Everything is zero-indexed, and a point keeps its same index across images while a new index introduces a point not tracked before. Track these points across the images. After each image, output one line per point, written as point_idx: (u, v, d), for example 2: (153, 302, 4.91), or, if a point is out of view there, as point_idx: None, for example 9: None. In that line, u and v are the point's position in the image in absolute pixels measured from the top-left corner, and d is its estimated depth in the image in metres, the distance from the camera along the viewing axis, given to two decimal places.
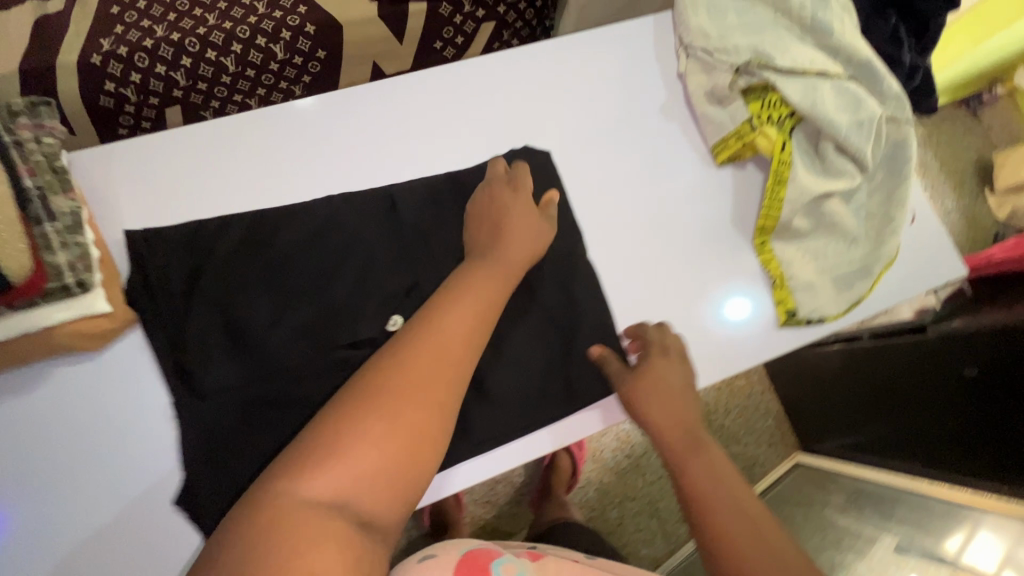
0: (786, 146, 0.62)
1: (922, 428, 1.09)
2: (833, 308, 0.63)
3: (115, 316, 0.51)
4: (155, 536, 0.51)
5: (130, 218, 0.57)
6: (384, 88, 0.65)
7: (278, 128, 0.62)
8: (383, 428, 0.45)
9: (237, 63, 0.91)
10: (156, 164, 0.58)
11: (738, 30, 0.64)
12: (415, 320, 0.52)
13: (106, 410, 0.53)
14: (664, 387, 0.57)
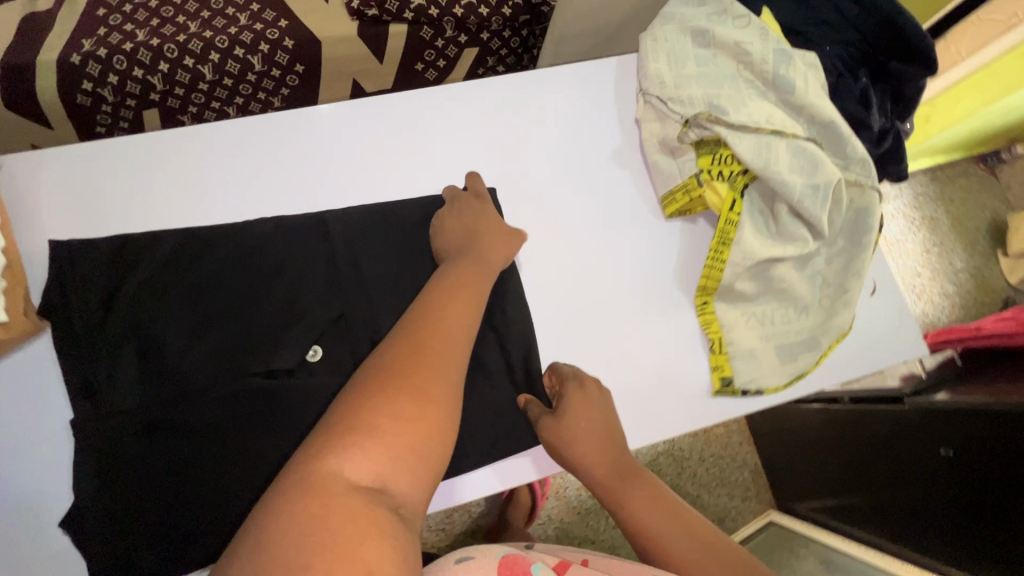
0: (735, 205, 0.60)
1: (892, 502, 1.04)
2: (773, 380, 0.59)
3: (12, 326, 0.51)
4: (49, 544, 0.52)
5: (53, 227, 0.57)
6: (330, 113, 0.64)
7: (219, 146, 0.61)
8: (411, 410, 0.44)
9: (214, 71, 0.91)
10: (90, 176, 0.58)
11: (695, 80, 0.61)
12: (417, 314, 0.52)
13: (14, 417, 0.53)
14: (587, 430, 0.55)
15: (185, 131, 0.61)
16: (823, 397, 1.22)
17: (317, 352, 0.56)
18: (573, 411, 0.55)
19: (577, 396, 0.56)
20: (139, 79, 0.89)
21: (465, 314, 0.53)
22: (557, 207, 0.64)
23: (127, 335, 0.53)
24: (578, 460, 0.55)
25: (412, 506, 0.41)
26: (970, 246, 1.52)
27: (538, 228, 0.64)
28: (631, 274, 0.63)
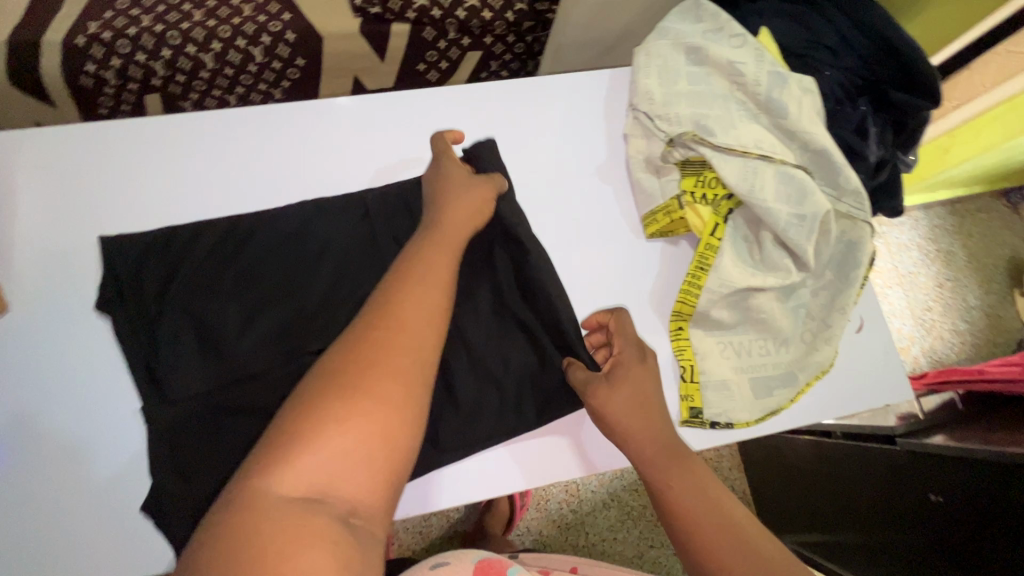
0: (717, 230, 0.58)
1: (874, 543, 1.00)
2: (744, 415, 0.57)
3: None
4: (97, 533, 0.49)
5: (27, 206, 0.56)
6: (313, 108, 0.63)
7: (267, 134, 0.62)
8: (354, 413, 0.39)
9: (216, 60, 0.91)
10: (85, 158, 0.58)
11: (685, 98, 0.60)
12: (374, 301, 0.45)
13: (60, 397, 0.51)
14: (634, 395, 0.52)
15: (165, 118, 0.60)
16: (815, 430, 1.18)
17: None
18: (621, 382, 0.52)
19: (631, 360, 0.54)
20: (141, 64, 0.89)
21: (431, 298, 0.46)
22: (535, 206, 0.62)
23: (87, 322, 0.53)
24: (621, 425, 0.51)
25: (363, 510, 0.38)
26: (985, 284, 1.47)
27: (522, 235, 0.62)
28: (606, 294, 0.61)
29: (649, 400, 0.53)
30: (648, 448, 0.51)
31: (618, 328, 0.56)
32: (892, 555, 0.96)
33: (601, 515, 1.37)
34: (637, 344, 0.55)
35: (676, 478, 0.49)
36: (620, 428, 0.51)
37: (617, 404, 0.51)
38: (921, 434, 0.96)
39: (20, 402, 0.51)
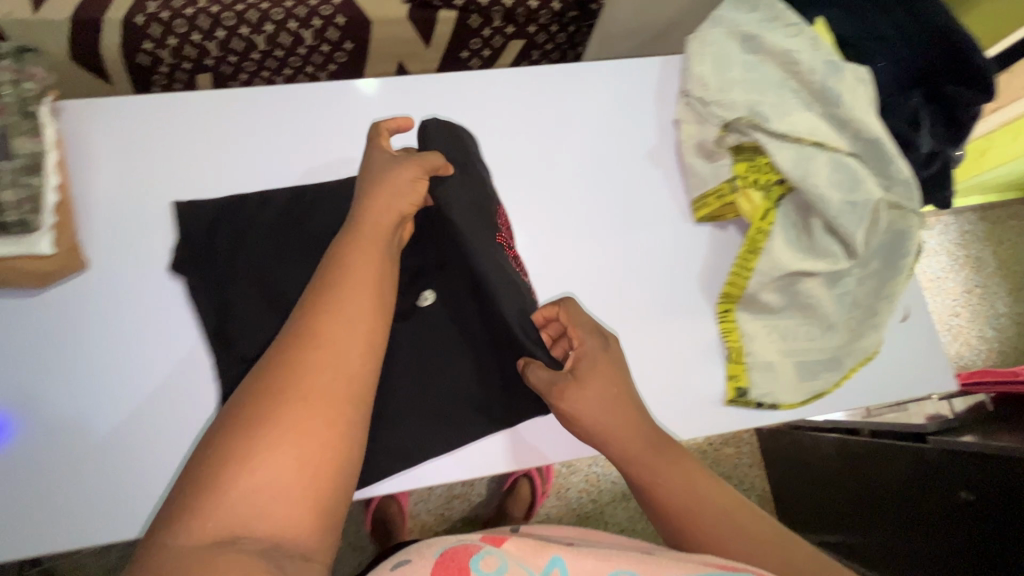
0: (768, 215, 0.59)
1: (899, 540, 1.00)
2: (789, 397, 0.58)
3: (55, 260, 0.51)
4: (104, 487, 0.50)
5: (104, 171, 0.58)
6: (375, 86, 0.65)
7: (329, 111, 0.64)
8: (269, 441, 0.35)
9: (267, 42, 0.94)
10: (159, 127, 0.60)
11: (739, 85, 0.60)
12: (294, 316, 0.42)
13: (100, 355, 0.53)
14: (604, 394, 0.50)
15: (232, 93, 0.63)
16: (840, 428, 1.18)
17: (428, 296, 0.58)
18: (586, 380, 0.50)
19: (598, 354, 0.52)
20: (196, 44, 0.92)
21: (360, 304, 0.42)
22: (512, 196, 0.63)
23: (159, 282, 0.56)
24: (600, 425, 0.49)
25: (291, 543, 0.34)
26: (1015, 291, 1.45)
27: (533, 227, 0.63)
28: (654, 275, 0.62)
29: (624, 391, 0.51)
30: (630, 444, 0.49)
31: (574, 317, 0.53)
32: (919, 552, 0.96)
33: (620, 506, 1.38)
34: (597, 334, 0.52)
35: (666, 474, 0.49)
36: (598, 427, 0.50)
37: (590, 407, 0.49)
38: (952, 433, 0.96)
39: (93, 355, 0.53)
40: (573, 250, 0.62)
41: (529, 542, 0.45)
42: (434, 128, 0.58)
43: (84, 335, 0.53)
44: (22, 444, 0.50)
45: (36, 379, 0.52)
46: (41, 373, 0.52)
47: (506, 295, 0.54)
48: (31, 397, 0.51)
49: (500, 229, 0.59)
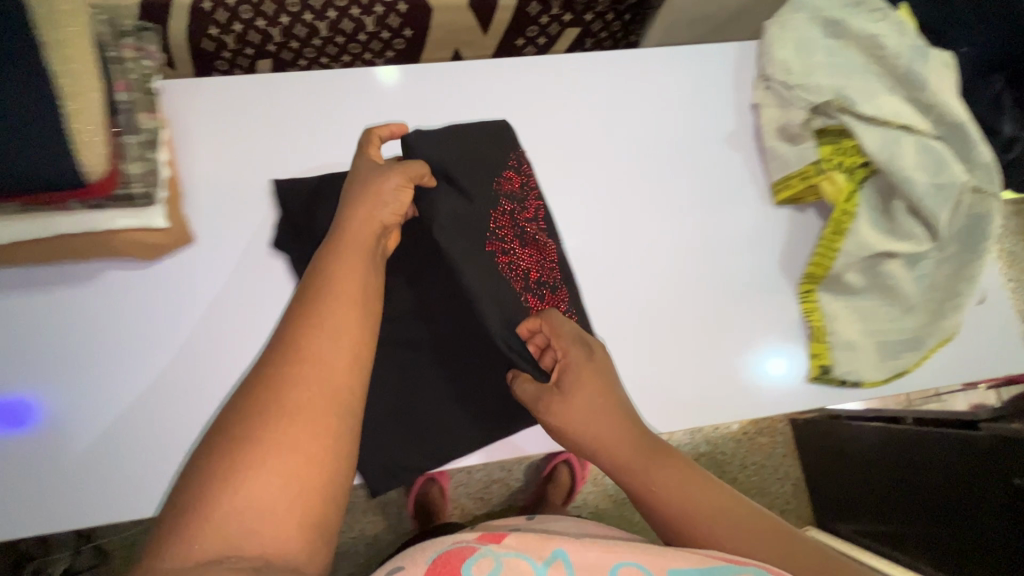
0: (852, 196, 0.60)
1: (945, 525, 1.01)
2: (872, 375, 0.59)
3: (171, 234, 0.54)
4: (122, 468, 0.51)
5: (205, 150, 0.60)
6: (462, 68, 0.67)
7: (416, 93, 0.65)
8: (254, 460, 0.35)
9: (329, 28, 0.95)
10: (255, 108, 0.62)
11: (824, 69, 0.61)
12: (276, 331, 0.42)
13: (144, 336, 0.54)
14: (590, 406, 0.50)
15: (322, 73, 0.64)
16: (883, 417, 1.19)
17: None
18: (574, 391, 0.51)
19: (584, 366, 0.52)
20: (261, 30, 0.93)
21: (344, 314, 0.42)
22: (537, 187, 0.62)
23: (240, 262, 0.58)
24: (589, 434, 0.50)
25: (282, 562, 0.34)
26: None
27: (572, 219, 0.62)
28: (735, 255, 0.64)
29: (612, 400, 0.52)
30: (621, 453, 0.50)
31: (559, 329, 0.53)
32: (968, 539, 0.97)
33: None
34: (583, 342, 0.53)
35: (659, 478, 0.47)
36: (588, 434, 0.51)
37: (574, 419, 0.51)
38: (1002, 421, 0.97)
39: (168, 329, 0.55)
40: (650, 233, 0.64)
41: (528, 538, 0.45)
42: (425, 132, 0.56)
43: (161, 309, 0.55)
44: (103, 411, 0.52)
45: (114, 349, 0.53)
46: (119, 345, 0.54)
47: (490, 312, 0.54)
48: (71, 371, 0.52)
49: (500, 237, 0.57)
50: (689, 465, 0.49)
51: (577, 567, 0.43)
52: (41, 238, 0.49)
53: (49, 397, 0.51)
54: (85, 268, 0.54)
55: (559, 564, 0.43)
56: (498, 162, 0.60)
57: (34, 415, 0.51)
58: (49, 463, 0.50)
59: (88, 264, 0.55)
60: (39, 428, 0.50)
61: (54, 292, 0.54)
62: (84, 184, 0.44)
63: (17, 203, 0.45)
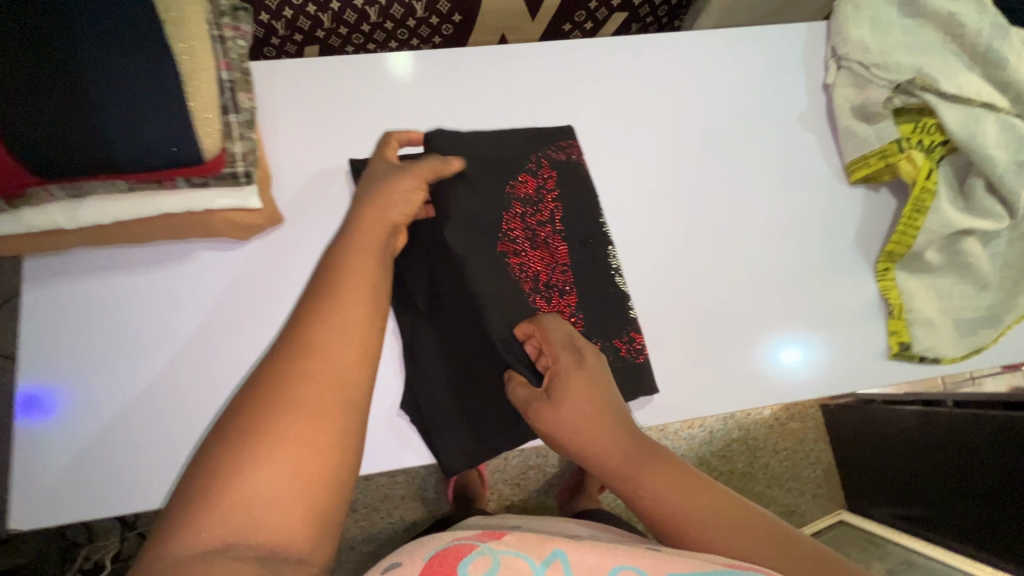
0: (932, 174, 0.60)
1: (970, 507, 1.01)
2: (950, 351, 0.60)
3: (263, 213, 0.54)
4: (135, 459, 0.52)
5: (293, 137, 0.62)
6: (538, 51, 0.68)
7: (494, 76, 0.67)
8: (262, 452, 0.36)
9: (379, 14, 0.93)
10: (339, 92, 0.63)
11: (902, 48, 0.61)
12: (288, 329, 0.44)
13: (176, 328, 0.55)
14: (582, 408, 0.50)
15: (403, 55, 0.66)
16: (921, 399, 1.15)
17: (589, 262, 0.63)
18: (565, 397, 0.51)
19: (576, 369, 0.52)
20: (311, 15, 0.91)
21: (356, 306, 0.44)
22: (562, 187, 0.62)
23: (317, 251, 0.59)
24: (579, 437, 0.50)
25: (286, 552, 0.36)
26: None
27: (591, 220, 0.62)
28: (809, 235, 0.66)
29: (603, 404, 0.51)
30: (610, 456, 0.50)
31: (549, 333, 0.53)
32: (994, 520, 0.97)
33: None
34: (572, 349, 0.53)
35: (654, 484, 0.48)
36: (578, 441, 0.51)
37: (566, 422, 0.50)
38: None
39: (215, 327, 0.55)
40: (716, 215, 0.66)
41: (529, 537, 0.44)
42: (438, 137, 0.59)
43: (212, 306, 0.56)
44: (152, 402, 0.53)
45: (169, 341, 0.55)
46: (172, 338, 0.55)
47: (495, 307, 0.54)
48: (104, 360, 0.54)
49: (519, 235, 0.58)
50: (680, 467, 0.49)
51: (577, 567, 0.41)
52: (147, 215, 0.50)
53: (107, 383, 0.53)
54: (170, 250, 0.56)
55: (556, 564, 0.41)
56: (515, 165, 0.61)
57: (71, 400, 0.52)
58: (95, 448, 0.52)
59: (172, 246, 0.56)
60: (72, 413, 0.52)
61: (115, 278, 0.55)
62: (200, 163, 0.44)
63: (126, 180, 0.46)
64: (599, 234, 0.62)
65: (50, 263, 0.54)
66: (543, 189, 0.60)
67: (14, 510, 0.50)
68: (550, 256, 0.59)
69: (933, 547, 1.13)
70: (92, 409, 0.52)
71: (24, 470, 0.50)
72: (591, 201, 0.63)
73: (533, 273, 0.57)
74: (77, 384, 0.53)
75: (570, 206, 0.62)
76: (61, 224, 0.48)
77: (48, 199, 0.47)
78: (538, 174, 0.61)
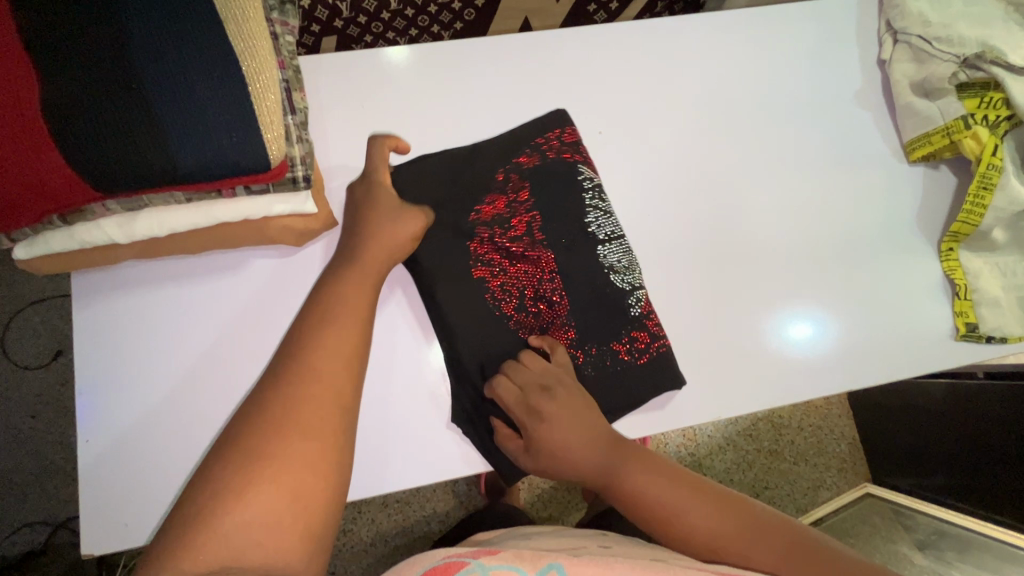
0: (998, 150, 0.58)
1: (998, 474, 1.00)
2: (1019, 330, 0.60)
3: (319, 217, 0.53)
4: (166, 472, 0.50)
5: (341, 139, 0.60)
6: (585, 35, 0.66)
7: (541, 65, 0.65)
8: (264, 470, 0.37)
9: (400, 2, 0.87)
10: (383, 88, 0.61)
11: (964, 19, 0.59)
12: (337, 335, 0.44)
13: (222, 340, 0.53)
14: (560, 439, 0.53)
15: (429, 45, 0.63)
16: (947, 372, 1.13)
17: (598, 255, 0.59)
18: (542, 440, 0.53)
19: (544, 422, 0.53)
20: (329, 5, 0.85)
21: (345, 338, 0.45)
22: (538, 195, 0.59)
23: None
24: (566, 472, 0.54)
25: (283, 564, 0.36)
26: None
27: (575, 221, 0.59)
28: (864, 215, 0.65)
29: (580, 444, 0.53)
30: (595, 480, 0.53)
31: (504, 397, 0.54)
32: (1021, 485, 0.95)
33: (716, 459, 1.37)
34: (523, 402, 0.54)
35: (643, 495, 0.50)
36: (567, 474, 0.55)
37: (540, 465, 0.54)
38: None
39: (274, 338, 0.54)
40: (768, 199, 0.65)
41: (530, 556, 0.43)
42: (405, 170, 0.58)
43: (268, 316, 0.54)
44: (218, 417, 0.52)
45: (228, 354, 0.53)
46: (230, 351, 0.53)
47: (483, 321, 0.57)
48: (154, 370, 0.52)
49: (498, 246, 0.57)
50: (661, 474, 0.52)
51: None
52: (203, 225, 0.48)
53: (152, 392, 0.51)
54: (225, 258, 0.54)
55: None
56: (487, 174, 0.59)
57: (118, 408, 0.51)
58: (166, 467, 0.50)
59: (226, 253, 0.54)
60: (115, 421, 0.50)
61: (170, 291, 0.53)
62: (264, 170, 0.42)
63: (185, 192, 0.44)
64: (583, 233, 0.59)
65: (102, 276, 0.52)
66: (515, 200, 0.58)
67: (84, 534, 0.49)
68: (533, 269, 0.58)
69: (945, 510, 1.13)
70: (156, 425, 0.51)
71: (94, 491, 0.49)
72: (574, 198, 0.60)
73: (514, 295, 0.57)
74: (141, 401, 0.51)
75: (548, 211, 0.59)
76: (115, 238, 0.46)
77: (102, 214, 0.44)
78: (510, 189, 0.59)
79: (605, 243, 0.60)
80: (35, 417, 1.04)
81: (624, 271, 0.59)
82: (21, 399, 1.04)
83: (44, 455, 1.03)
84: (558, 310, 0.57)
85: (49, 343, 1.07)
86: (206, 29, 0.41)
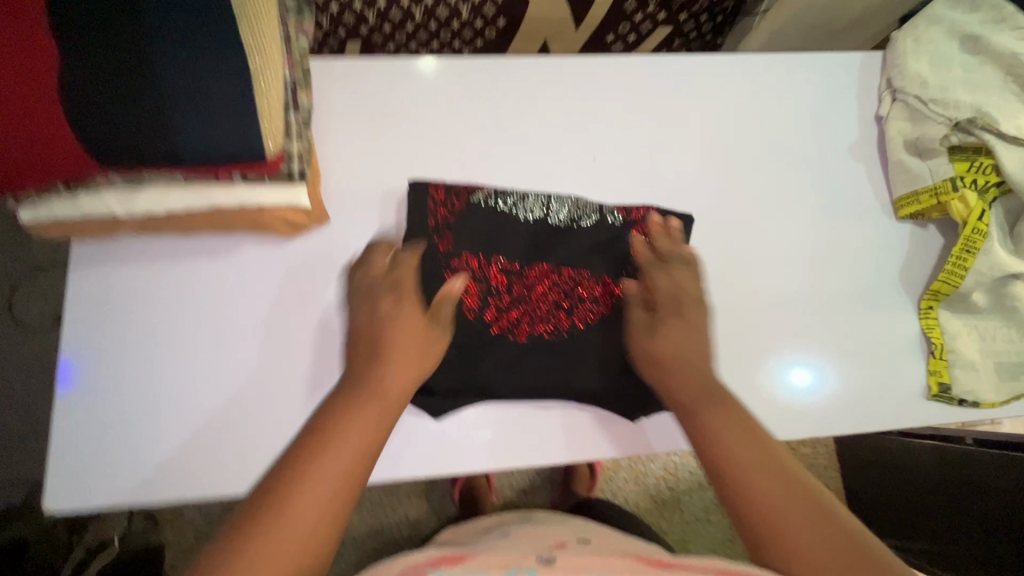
0: (984, 215, 0.59)
1: (979, 544, 0.97)
2: (991, 395, 0.60)
3: (311, 213, 0.55)
4: (136, 443, 0.52)
5: (342, 141, 0.62)
6: (590, 64, 0.68)
7: (544, 87, 0.67)
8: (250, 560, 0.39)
9: (424, 15, 0.90)
10: (389, 96, 0.64)
11: (963, 85, 0.60)
12: (346, 441, 0.45)
13: (205, 322, 0.55)
14: (676, 339, 0.55)
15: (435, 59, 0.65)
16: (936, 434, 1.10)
17: (558, 220, 0.63)
18: (668, 330, 0.55)
19: (673, 315, 0.56)
20: (356, 12, 0.88)
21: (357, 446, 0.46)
22: (483, 242, 0.61)
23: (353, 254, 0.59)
24: (671, 370, 0.54)
25: None
26: None
27: (517, 226, 0.62)
28: (850, 266, 0.66)
29: (695, 350, 0.55)
30: (688, 393, 0.53)
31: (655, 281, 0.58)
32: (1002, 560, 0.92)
33: None
34: (671, 291, 0.57)
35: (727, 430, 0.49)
36: (665, 376, 0.54)
37: (651, 355, 0.55)
38: None
39: (262, 324, 0.56)
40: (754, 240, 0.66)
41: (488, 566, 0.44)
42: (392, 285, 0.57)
43: (253, 302, 0.56)
44: (190, 396, 0.53)
45: (208, 335, 0.55)
46: (212, 331, 0.55)
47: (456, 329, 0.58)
48: (136, 343, 0.54)
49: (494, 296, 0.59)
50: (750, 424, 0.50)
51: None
52: (198, 208, 0.50)
53: (130, 364, 0.53)
54: (217, 243, 0.57)
55: None
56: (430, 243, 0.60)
57: (97, 377, 0.53)
58: (138, 436, 0.52)
59: (219, 238, 0.57)
60: (93, 389, 0.52)
61: (161, 269, 0.55)
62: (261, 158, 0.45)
63: (183, 174, 0.46)
64: (520, 222, 0.62)
65: (97, 247, 0.55)
66: (467, 268, 0.59)
67: (49, 495, 0.51)
68: (534, 285, 0.60)
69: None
70: (131, 399, 0.53)
71: (67, 455, 0.51)
72: (503, 217, 0.62)
73: (554, 311, 0.60)
74: (121, 370, 0.53)
75: (491, 243, 0.61)
76: (115, 212, 0.49)
77: (105, 187, 0.47)
78: (464, 271, 0.59)
79: (552, 210, 0.63)
80: (29, 378, 1.07)
81: (582, 214, 0.63)
82: (19, 360, 1.07)
83: (34, 416, 1.06)
84: (588, 283, 0.61)
85: (53, 307, 1.10)
86: (218, 23, 0.43)
